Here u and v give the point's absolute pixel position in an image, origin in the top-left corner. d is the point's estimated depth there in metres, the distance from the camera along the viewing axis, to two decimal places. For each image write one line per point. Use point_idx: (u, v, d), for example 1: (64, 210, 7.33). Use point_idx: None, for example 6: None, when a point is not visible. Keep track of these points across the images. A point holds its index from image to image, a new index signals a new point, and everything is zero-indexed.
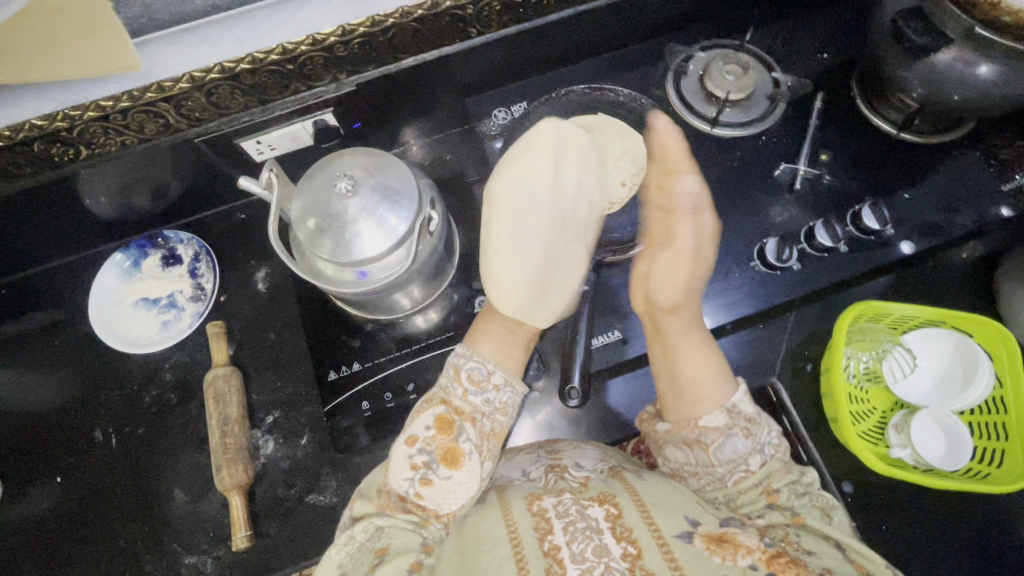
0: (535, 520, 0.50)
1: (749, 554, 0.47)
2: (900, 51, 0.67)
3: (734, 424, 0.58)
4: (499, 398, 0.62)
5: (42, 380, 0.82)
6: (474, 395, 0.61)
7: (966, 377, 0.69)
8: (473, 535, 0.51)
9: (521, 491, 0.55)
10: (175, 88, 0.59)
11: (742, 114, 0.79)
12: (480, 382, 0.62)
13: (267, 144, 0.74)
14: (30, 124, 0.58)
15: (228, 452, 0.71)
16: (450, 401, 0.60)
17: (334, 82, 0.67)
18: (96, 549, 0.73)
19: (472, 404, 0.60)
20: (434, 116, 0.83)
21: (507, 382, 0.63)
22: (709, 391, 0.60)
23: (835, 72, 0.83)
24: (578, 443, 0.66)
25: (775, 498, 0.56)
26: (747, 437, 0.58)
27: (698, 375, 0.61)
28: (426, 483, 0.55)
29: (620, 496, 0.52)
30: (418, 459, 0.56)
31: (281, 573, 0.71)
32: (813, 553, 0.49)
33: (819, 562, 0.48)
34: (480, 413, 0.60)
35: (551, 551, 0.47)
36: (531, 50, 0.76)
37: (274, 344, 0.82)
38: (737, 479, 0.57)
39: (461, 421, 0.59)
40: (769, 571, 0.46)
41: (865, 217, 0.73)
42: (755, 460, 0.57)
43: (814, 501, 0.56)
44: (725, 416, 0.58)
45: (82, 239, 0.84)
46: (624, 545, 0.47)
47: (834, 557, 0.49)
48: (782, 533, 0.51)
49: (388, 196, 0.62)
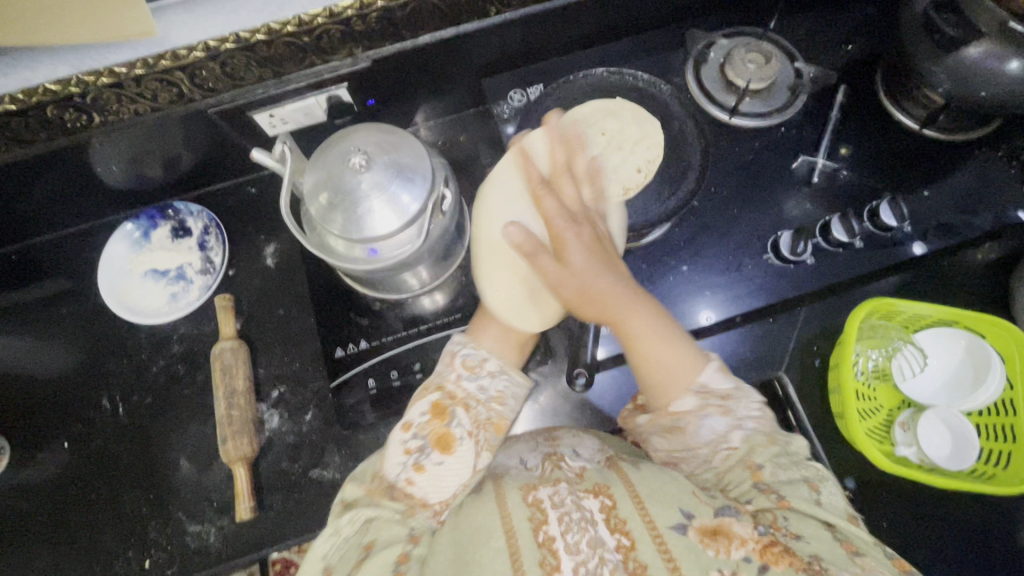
0: (530, 511, 0.49)
1: (743, 544, 0.46)
2: (928, 43, 0.66)
3: (707, 404, 0.56)
4: (495, 385, 0.61)
5: (51, 347, 0.83)
6: (468, 381, 0.60)
7: (976, 378, 0.69)
8: (465, 527, 0.49)
9: (517, 480, 0.54)
10: (189, 56, 0.59)
11: (761, 104, 0.78)
12: (474, 368, 0.61)
13: (280, 118, 0.72)
14: (44, 88, 0.58)
15: (234, 424, 0.72)
16: (445, 387, 0.59)
17: (350, 57, 0.66)
18: (101, 514, 0.74)
19: (467, 390, 0.59)
20: (449, 96, 0.83)
21: (502, 369, 0.62)
22: (678, 375, 0.58)
23: (858, 64, 0.81)
24: (577, 429, 0.66)
25: (760, 475, 0.53)
26: (724, 415, 0.56)
27: (658, 359, 0.58)
28: (417, 470, 0.55)
29: (615, 486, 0.51)
30: (412, 444, 0.56)
31: (284, 545, 0.72)
32: (801, 539, 0.47)
33: (807, 548, 0.46)
34: (473, 400, 0.59)
35: (545, 542, 0.47)
36: (550, 30, 0.75)
37: (281, 320, 0.82)
38: (722, 459, 0.55)
39: (454, 407, 0.58)
40: (762, 562, 0.45)
41: (882, 213, 0.71)
42: (733, 436, 0.55)
43: (805, 479, 0.53)
44: (694, 401, 0.56)
45: (93, 208, 0.84)
46: (619, 536, 0.47)
47: (822, 540, 0.47)
48: (771, 517, 0.49)
49: (401, 173, 0.61)
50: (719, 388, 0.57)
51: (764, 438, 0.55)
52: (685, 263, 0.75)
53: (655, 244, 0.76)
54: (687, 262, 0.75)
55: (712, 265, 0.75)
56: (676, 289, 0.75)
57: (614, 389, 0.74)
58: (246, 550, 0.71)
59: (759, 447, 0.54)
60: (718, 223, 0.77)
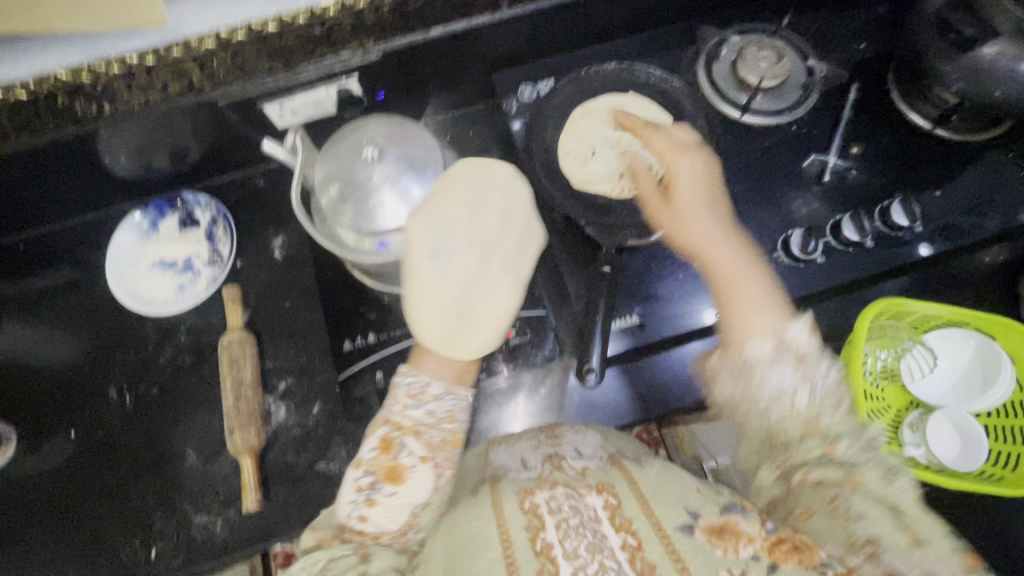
0: (527, 519, 0.48)
1: (751, 543, 0.47)
2: (942, 43, 0.65)
3: (785, 355, 0.52)
4: (443, 408, 0.56)
5: (58, 336, 0.83)
6: (414, 409, 0.55)
7: (986, 380, 0.68)
8: (460, 532, 0.49)
9: (514, 484, 0.54)
10: (201, 46, 0.60)
11: (773, 102, 0.78)
12: (418, 395, 0.55)
13: (290, 109, 0.72)
14: (56, 74, 0.58)
15: (241, 416, 0.72)
16: (390, 419, 0.54)
17: (360, 50, 0.63)
18: (107, 504, 0.74)
19: (413, 419, 0.54)
20: (457, 90, 0.83)
21: (447, 391, 0.56)
22: (758, 322, 0.54)
23: (870, 63, 0.81)
24: (580, 426, 0.65)
25: (832, 447, 0.49)
26: (796, 369, 0.51)
27: (744, 305, 0.56)
28: (370, 505, 0.53)
29: (619, 485, 0.52)
30: (363, 481, 0.53)
31: (290, 537, 0.72)
32: (863, 519, 0.47)
33: (869, 529, 0.47)
34: (424, 426, 0.55)
35: (544, 549, 0.46)
36: (561, 25, 0.75)
37: (288, 312, 0.82)
38: (779, 415, 0.51)
39: (402, 438, 0.54)
40: (770, 561, 0.46)
41: (893, 212, 0.72)
42: (802, 394, 0.50)
43: (880, 464, 0.50)
44: (772, 346, 0.52)
45: (101, 198, 0.84)
46: (624, 536, 0.47)
47: (885, 523, 0.47)
48: (834, 492, 0.48)
49: (412, 165, 0.61)
50: (801, 341, 0.52)
51: (836, 403, 0.51)
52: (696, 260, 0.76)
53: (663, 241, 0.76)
54: None
55: None
56: (683, 287, 0.75)
57: (617, 386, 0.75)
58: (251, 541, 0.71)
59: (829, 416, 0.50)
60: None
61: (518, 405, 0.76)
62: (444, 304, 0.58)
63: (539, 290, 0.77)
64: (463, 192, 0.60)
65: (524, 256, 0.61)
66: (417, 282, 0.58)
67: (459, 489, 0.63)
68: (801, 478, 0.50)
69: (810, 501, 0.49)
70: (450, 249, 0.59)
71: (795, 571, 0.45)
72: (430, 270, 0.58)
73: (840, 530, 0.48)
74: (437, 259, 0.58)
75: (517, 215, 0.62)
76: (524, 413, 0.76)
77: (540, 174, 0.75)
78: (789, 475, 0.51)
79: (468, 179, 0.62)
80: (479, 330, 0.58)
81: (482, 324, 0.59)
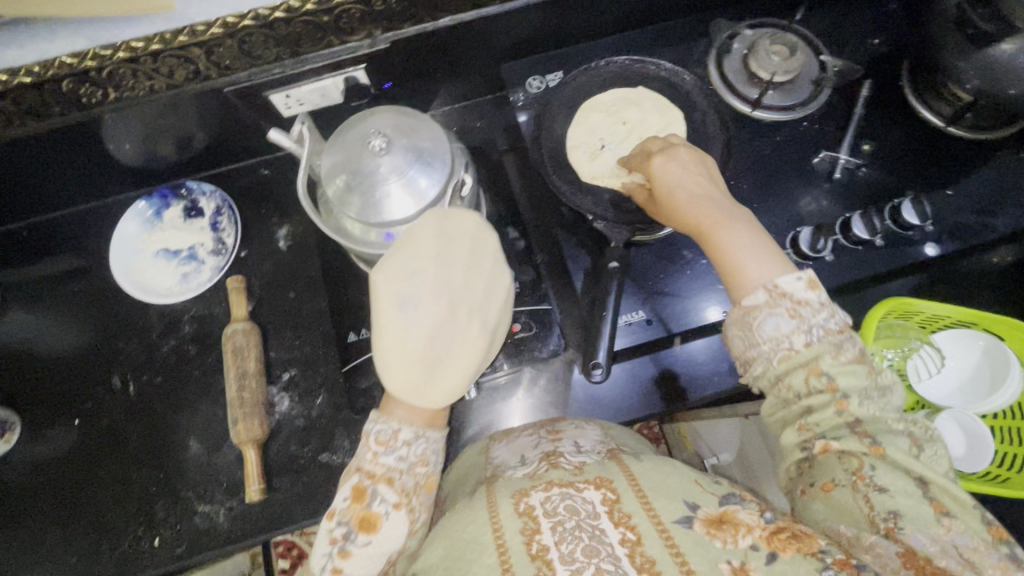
0: (522, 521, 0.45)
1: (750, 532, 0.44)
2: (958, 39, 0.64)
3: (778, 304, 0.47)
4: (418, 450, 0.50)
5: (62, 323, 0.82)
6: (385, 456, 0.49)
7: (992, 381, 0.67)
8: (458, 536, 0.47)
9: (510, 486, 0.50)
10: (207, 33, 0.58)
11: (784, 98, 0.77)
12: (388, 441, 0.49)
13: (296, 98, 0.71)
14: (60, 61, 0.57)
15: (245, 406, 0.72)
16: (360, 467, 0.49)
17: (368, 38, 0.64)
18: (111, 492, 0.74)
19: (385, 466, 0.49)
20: (465, 81, 0.82)
21: (419, 434, 0.50)
22: (748, 270, 0.49)
23: (883, 59, 0.80)
24: (581, 420, 0.66)
25: (844, 406, 0.44)
26: (792, 316, 0.46)
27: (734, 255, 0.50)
28: (345, 558, 0.47)
29: (618, 480, 0.49)
30: (336, 533, 0.47)
31: (292, 528, 0.72)
32: (886, 493, 0.43)
33: (888, 504, 0.42)
34: (397, 473, 0.49)
35: (539, 553, 0.43)
36: (571, 15, 0.74)
37: (292, 303, 0.82)
38: (781, 362, 0.46)
39: (373, 486, 0.48)
40: (770, 550, 0.43)
41: (904, 211, 0.70)
42: (798, 339, 0.46)
43: (906, 431, 0.46)
44: (763, 295, 0.47)
45: (105, 186, 0.83)
46: (623, 530, 0.45)
47: (911, 497, 0.42)
48: (857, 463, 0.44)
49: (420, 157, 0.60)
50: (797, 288, 0.47)
51: (840, 348, 0.45)
52: (703, 257, 0.75)
53: (670, 238, 0.76)
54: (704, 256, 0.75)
55: None
56: (689, 284, 0.75)
57: (620, 382, 0.75)
58: (254, 531, 0.71)
59: (844, 371, 0.45)
60: None
61: (518, 401, 0.76)
62: (412, 353, 0.53)
63: (545, 284, 0.76)
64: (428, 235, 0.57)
65: (494, 295, 0.58)
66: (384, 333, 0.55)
67: (456, 490, 0.62)
68: (823, 447, 0.45)
69: (832, 472, 0.45)
70: (417, 297, 0.55)
71: (793, 560, 0.42)
72: (398, 320, 0.55)
73: (861, 504, 0.43)
74: (404, 308, 0.55)
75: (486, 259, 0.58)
76: (524, 408, 0.76)
77: (548, 167, 0.75)
78: (810, 443, 0.46)
79: (433, 223, 0.58)
80: (449, 379, 0.53)
81: (454, 372, 0.54)
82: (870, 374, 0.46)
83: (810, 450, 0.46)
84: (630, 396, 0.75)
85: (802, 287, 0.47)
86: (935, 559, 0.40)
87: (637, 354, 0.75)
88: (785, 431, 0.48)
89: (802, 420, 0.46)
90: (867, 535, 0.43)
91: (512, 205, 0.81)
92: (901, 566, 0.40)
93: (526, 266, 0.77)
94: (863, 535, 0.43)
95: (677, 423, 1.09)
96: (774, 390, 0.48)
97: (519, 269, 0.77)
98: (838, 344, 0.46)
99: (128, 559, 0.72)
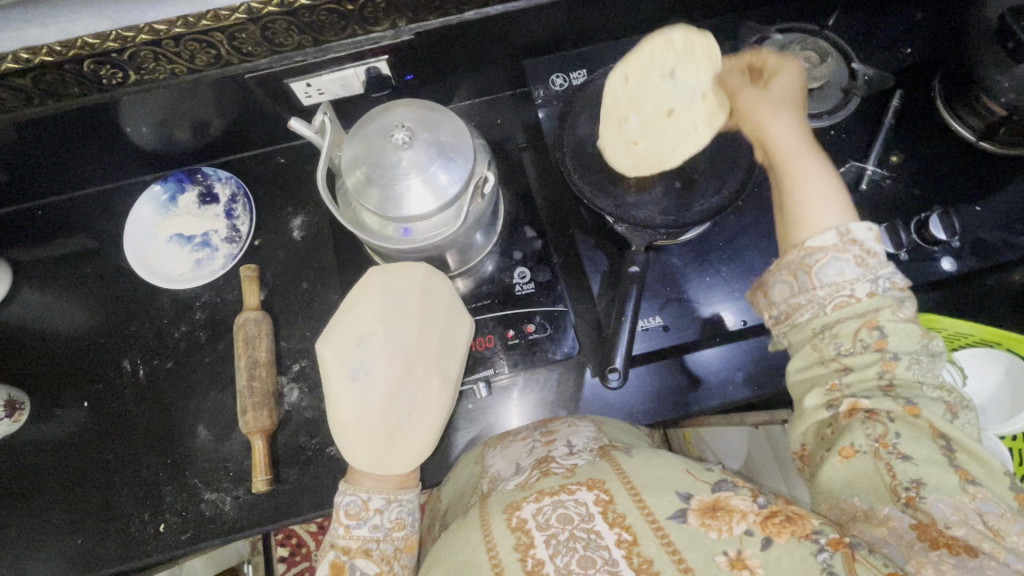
0: (515, 537, 0.45)
1: (744, 519, 0.43)
2: (996, 52, 0.63)
3: (845, 248, 0.47)
4: (390, 518, 0.56)
5: (73, 305, 0.82)
6: (357, 529, 0.55)
7: (1015, 403, 0.64)
8: (454, 558, 0.47)
9: (501, 499, 0.50)
10: (230, 18, 0.56)
11: (814, 105, 0.75)
12: (358, 514, 0.56)
13: (317, 88, 0.71)
14: (82, 41, 0.56)
15: (254, 396, 0.71)
16: (336, 544, 0.54)
17: (392, 29, 0.63)
18: (117, 475, 0.74)
19: (359, 538, 0.54)
20: (487, 76, 0.81)
21: (390, 499, 0.57)
22: (823, 213, 0.49)
23: (914, 71, 0.79)
24: (574, 419, 0.66)
25: (890, 366, 0.45)
26: (858, 264, 0.47)
27: (810, 197, 0.51)
28: None
29: (610, 481, 0.48)
30: None
31: (298, 519, 0.72)
32: (908, 460, 0.41)
33: (911, 472, 0.40)
34: (372, 543, 0.54)
35: (534, 568, 0.43)
36: (598, 12, 0.72)
37: (305, 293, 0.81)
38: (834, 308, 0.47)
39: (352, 560, 0.53)
40: (764, 536, 0.42)
41: (932, 226, 0.69)
42: (862, 287, 0.46)
43: (941, 399, 0.45)
44: (835, 237, 0.48)
45: (121, 168, 0.83)
46: (618, 531, 0.44)
47: (935, 464, 0.40)
48: (881, 430, 0.42)
49: (442, 152, 0.59)
50: (868, 238, 0.47)
51: (900, 303, 0.46)
52: (723, 264, 0.75)
53: (690, 243, 0.75)
54: (725, 263, 0.75)
55: (749, 269, 0.75)
56: (708, 289, 0.74)
57: (632, 387, 0.74)
58: (260, 521, 0.71)
59: (899, 330, 0.45)
60: (759, 226, 0.76)
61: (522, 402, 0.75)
62: (374, 425, 0.61)
63: (561, 285, 0.76)
64: (377, 306, 0.65)
65: (445, 358, 0.67)
66: (344, 409, 0.62)
67: (455, 504, 0.63)
68: (851, 406, 0.45)
69: (852, 436, 0.43)
70: (370, 367, 0.63)
71: (789, 544, 0.41)
72: (353, 391, 0.62)
73: (882, 472, 0.41)
74: (359, 379, 0.62)
75: (436, 321, 0.67)
76: (529, 408, 0.75)
77: (570, 167, 0.72)
78: (837, 403, 0.46)
79: (388, 298, 0.66)
80: (411, 443, 0.62)
81: (413, 434, 0.62)
82: (924, 339, 0.46)
83: (836, 410, 0.45)
84: (641, 400, 0.74)
85: (870, 240, 0.48)
86: (953, 529, 0.38)
87: (651, 359, 0.74)
88: (812, 390, 0.47)
89: (834, 379, 0.46)
90: (884, 506, 0.41)
91: (530, 203, 0.80)
92: (915, 539, 0.39)
93: (542, 265, 0.76)
94: (877, 508, 0.41)
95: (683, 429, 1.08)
96: (816, 342, 0.47)
97: (535, 268, 0.76)
98: (899, 300, 0.46)
99: (134, 544, 0.72)
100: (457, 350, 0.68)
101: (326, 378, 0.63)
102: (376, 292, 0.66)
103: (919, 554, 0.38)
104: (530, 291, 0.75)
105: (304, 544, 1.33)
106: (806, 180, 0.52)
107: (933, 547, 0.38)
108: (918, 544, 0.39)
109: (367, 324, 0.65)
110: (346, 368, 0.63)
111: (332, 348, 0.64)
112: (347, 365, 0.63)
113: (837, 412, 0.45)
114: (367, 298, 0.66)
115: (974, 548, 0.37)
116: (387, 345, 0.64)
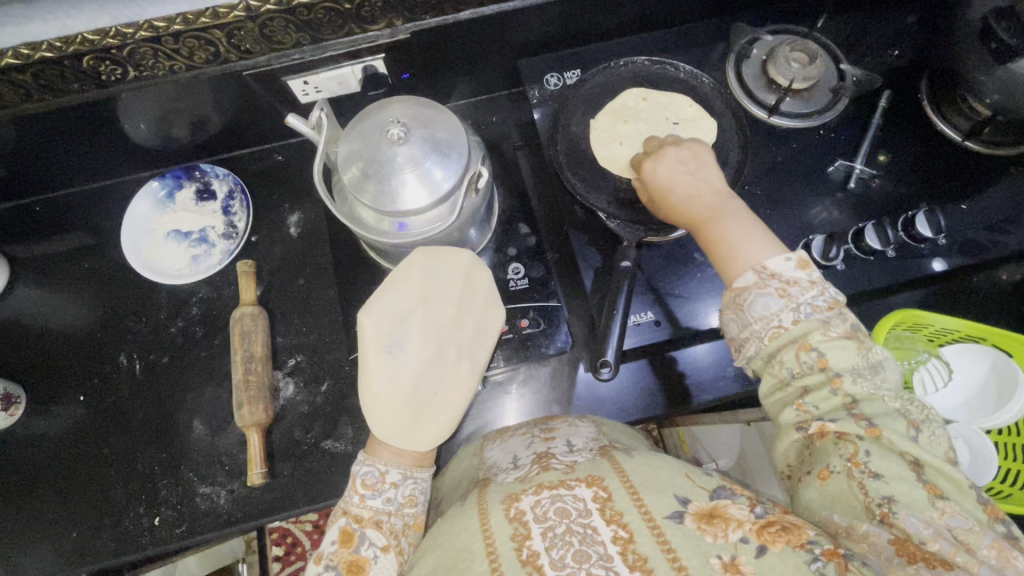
0: (512, 528, 0.46)
1: (740, 526, 0.44)
2: (981, 53, 0.64)
3: (767, 283, 0.48)
4: (403, 494, 0.57)
5: (70, 301, 0.83)
6: (371, 500, 0.55)
7: (999, 397, 0.65)
8: (451, 544, 0.47)
9: (500, 490, 0.50)
10: (229, 16, 0.57)
11: (801, 105, 0.77)
12: (374, 486, 0.56)
13: (314, 85, 0.71)
14: (82, 37, 0.56)
15: (250, 389, 0.71)
16: (349, 510, 0.54)
17: (389, 28, 0.64)
18: (113, 469, 0.75)
19: (372, 508, 0.55)
20: (483, 75, 0.82)
21: (406, 476, 0.58)
22: (747, 253, 0.51)
23: (902, 72, 0.80)
24: (574, 419, 0.66)
25: (839, 384, 0.45)
26: (781, 296, 0.48)
27: (735, 241, 0.52)
28: None
29: (609, 477, 0.49)
30: None
31: (293, 512, 0.72)
32: (879, 479, 0.42)
33: (882, 489, 0.41)
34: (384, 515, 0.55)
35: (529, 559, 0.44)
36: (593, 13, 0.74)
37: (301, 289, 0.82)
38: (771, 340, 0.48)
39: (363, 529, 0.53)
40: (759, 543, 0.42)
41: (919, 223, 0.71)
42: (787, 317, 0.47)
43: (903, 411, 0.46)
44: (753, 276, 0.49)
45: (119, 164, 0.83)
46: (615, 527, 0.45)
47: (906, 482, 0.41)
48: (852, 449, 0.43)
49: (437, 148, 0.60)
50: (787, 269, 0.48)
51: (828, 323, 0.47)
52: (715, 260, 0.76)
53: (683, 241, 0.77)
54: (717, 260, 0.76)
55: None
56: (698, 287, 0.75)
57: (625, 383, 0.75)
58: (255, 514, 0.72)
59: (835, 347, 0.46)
60: None
61: (514, 400, 0.76)
62: (402, 402, 0.62)
63: (554, 281, 0.77)
64: (418, 284, 0.67)
65: (477, 342, 0.67)
66: (375, 380, 0.63)
67: (451, 493, 0.63)
68: (820, 429, 0.45)
69: (829, 458, 0.44)
70: (406, 343, 0.64)
71: (783, 552, 0.41)
72: (387, 365, 0.64)
73: (856, 491, 0.42)
74: (395, 354, 0.64)
75: (471, 308, 0.68)
76: (527, 405, 0.76)
77: (564, 164, 0.74)
78: (808, 425, 0.46)
79: (427, 271, 0.67)
80: (436, 422, 0.62)
81: (438, 414, 0.63)
82: (862, 350, 0.46)
83: (807, 431, 0.46)
84: (633, 396, 0.75)
85: (792, 268, 0.49)
86: (927, 543, 0.39)
87: (643, 355, 0.75)
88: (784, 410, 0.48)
89: (800, 401, 0.47)
90: (862, 523, 0.41)
91: (525, 201, 0.81)
92: (893, 554, 0.39)
93: (536, 262, 0.78)
94: (857, 525, 0.41)
95: (678, 427, 1.09)
96: (769, 369, 0.49)
97: (529, 264, 0.77)
98: (826, 320, 0.47)
99: (129, 538, 0.72)
100: (489, 337, 0.68)
101: (363, 348, 0.65)
102: (416, 271, 0.67)
103: (897, 566, 0.39)
104: (524, 287, 0.76)
105: (298, 543, 1.32)
106: (731, 230, 0.53)
107: (910, 562, 0.39)
108: (896, 559, 0.39)
109: (406, 301, 0.66)
110: (384, 341, 0.65)
111: (371, 320, 0.65)
112: (384, 338, 0.65)
113: (810, 434, 0.46)
114: (408, 275, 0.67)
115: (949, 561, 0.38)
116: (424, 324, 0.65)
